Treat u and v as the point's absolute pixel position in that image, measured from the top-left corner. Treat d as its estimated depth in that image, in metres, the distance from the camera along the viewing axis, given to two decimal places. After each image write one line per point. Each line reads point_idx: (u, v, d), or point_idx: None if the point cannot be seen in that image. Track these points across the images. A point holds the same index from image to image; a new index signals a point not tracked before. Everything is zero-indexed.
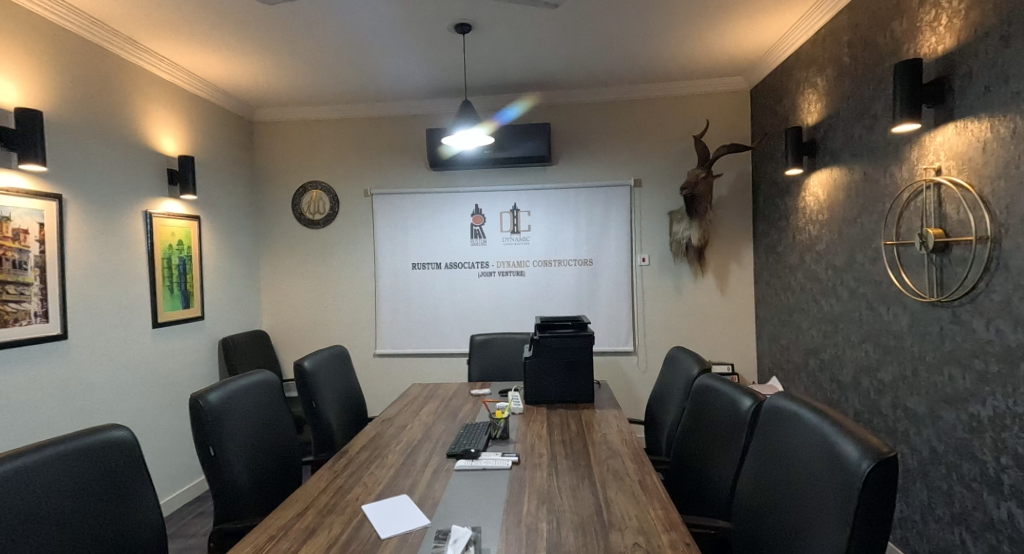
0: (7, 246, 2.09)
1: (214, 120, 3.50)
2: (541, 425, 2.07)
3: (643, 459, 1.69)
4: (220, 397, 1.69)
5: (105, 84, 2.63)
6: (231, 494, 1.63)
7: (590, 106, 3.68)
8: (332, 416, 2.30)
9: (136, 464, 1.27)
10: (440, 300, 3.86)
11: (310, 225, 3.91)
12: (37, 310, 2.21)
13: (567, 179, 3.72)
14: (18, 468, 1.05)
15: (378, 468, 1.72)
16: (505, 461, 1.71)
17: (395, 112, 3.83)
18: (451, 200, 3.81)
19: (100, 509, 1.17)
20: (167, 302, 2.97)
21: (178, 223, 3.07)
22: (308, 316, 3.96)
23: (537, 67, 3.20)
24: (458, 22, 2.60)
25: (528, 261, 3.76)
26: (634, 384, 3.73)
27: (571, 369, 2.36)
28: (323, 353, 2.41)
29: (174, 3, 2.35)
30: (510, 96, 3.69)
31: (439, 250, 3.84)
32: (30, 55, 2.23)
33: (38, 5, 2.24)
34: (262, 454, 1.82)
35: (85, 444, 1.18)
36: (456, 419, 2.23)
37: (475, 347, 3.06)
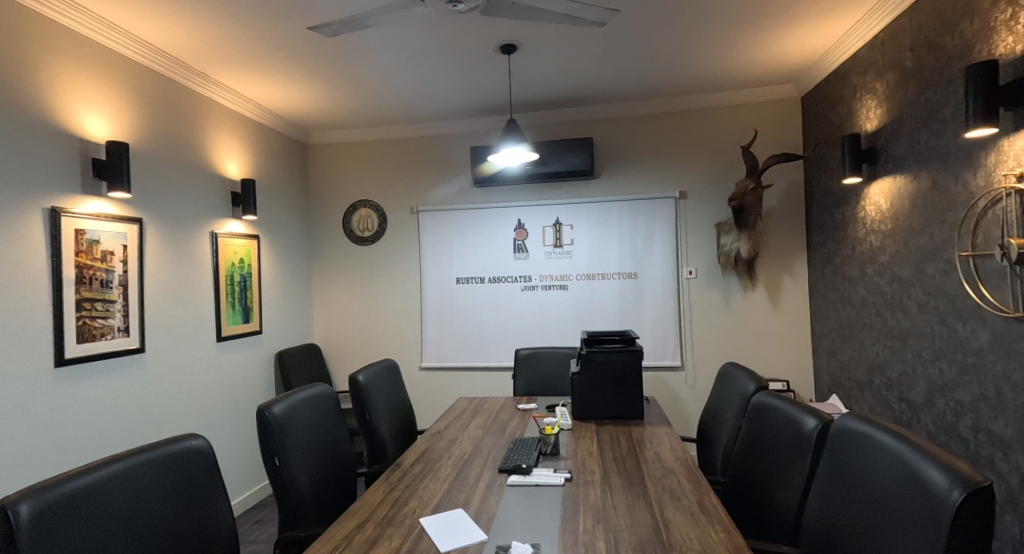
0: (96, 267, 2.27)
1: (272, 144, 3.70)
2: (591, 442, 2.05)
3: (699, 479, 1.65)
4: (283, 409, 1.77)
5: (180, 115, 2.84)
6: (295, 504, 1.70)
7: (633, 119, 3.67)
8: (384, 429, 2.36)
9: (211, 473, 1.35)
10: (484, 314, 3.90)
11: (359, 242, 4.05)
12: (120, 326, 2.39)
13: (610, 193, 3.71)
14: (112, 473, 1.14)
15: (432, 481, 1.75)
16: (558, 477, 1.70)
17: (440, 131, 3.94)
18: (495, 215, 3.86)
19: (182, 515, 1.25)
20: (229, 317, 3.13)
21: (240, 242, 3.25)
22: (357, 330, 4.08)
23: (581, 82, 3.22)
24: (504, 43, 2.66)
25: (572, 275, 3.76)
26: (682, 401, 3.63)
27: (620, 385, 2.32)
28: (375, 366, 2.48)
29: (242, 39, 2.53)
30: (553, 112, 3.73)
31: (483, 264, 3.89)
32: (118, 92, 2.44)
33: (126, 47, 2.47)
34: (321, 465, 1.88)
35: (167, 453, 1.26)
36: (504, 433, 2.24)
37: (520, 361, 3.06)
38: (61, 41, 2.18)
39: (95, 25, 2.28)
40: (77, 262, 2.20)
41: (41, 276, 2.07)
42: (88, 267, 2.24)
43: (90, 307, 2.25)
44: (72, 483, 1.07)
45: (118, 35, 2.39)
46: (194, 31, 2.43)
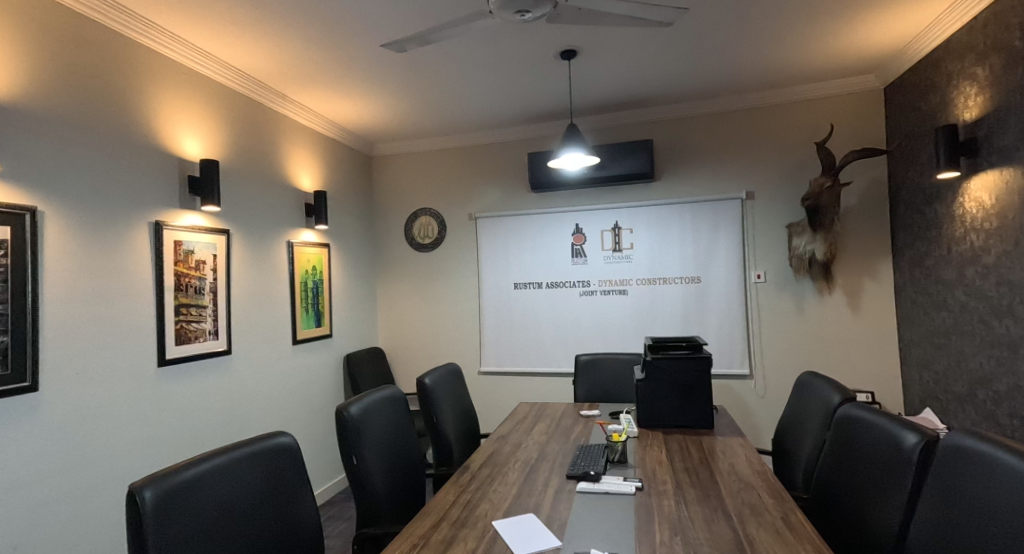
0: (190, 275, 2.47)
1: (340, 156, 3.88)
2: (661, 451, 1.99)
3: (782, 494, 1.57)
4: (359, 409, 1.85)
5: (261, 132, 3.04)
6: (371, 503, 1.76)
7: (696, 118, 3.57)
8: (450, 431, 2.40)
9: (298, 469, 1.42)
10: (542, 319, 3.90)
11: (420, 248, 4.17)
12: (210, 329, 2.57)
13: (672, 195, 3.62)
14: (213, 467, 1.22)
15: (501, 485, 1.76)
16: (628, 485, 1.67)
17: (498, 139, 3.99)
18: (553, 221, 3.86)
19: (272, 510, 1.32)
20: (304, 321, 3.31)
21: (313, 251, 3.43)
22: (419, 335, 4.19)
23: (642, 84, 3.17)
24: (565, 49, 2.66)
25: (631, 280, 3.69)
26: (752, 410, 3.46)
27: (689, 392, 2.25)
28: (439, 371, 2.53)
29: (317, 60, 2.69)
30: (612, 114, 3.68)
31: (541, 269, 3.90)
32: (209, 114, 2.64)
33: (215, 72, 2.67)
34: (395, 465, 1.94)
35: (259, 449, 1.34)
36: (569, 439, 2.22)
37: (581, 367, 3.03)
38: (165, 71, 2.41)
39: (188, 53, 2.49)
40: (176, 270, 2.40)
41: (146, 284, 2.27)
42: (185, 275, 2.44)
43: (186, 312, 2.44)
44: (181, 474, 1.16)
45: (209, 62, 2.60)
46: (275, 55, 2.60)
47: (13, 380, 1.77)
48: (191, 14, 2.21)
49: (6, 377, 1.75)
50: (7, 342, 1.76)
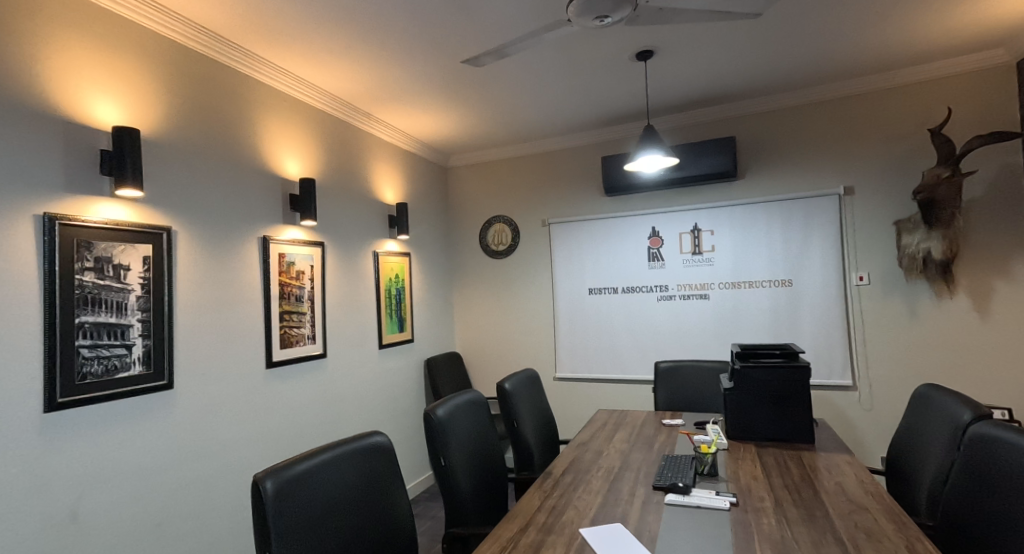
0: (291, 284, 2.68)
1: (419, 169, 4.04)
2: (755, 465, 1.89)
3: (903, 519, 1.44)
4: (445, 412, 1.92)
5: (350, 149, 3.25)
6: (458, 503, 1.82)
7: (783, 112, 3.37)
8: (530, 436, 2.42)
9: (394, 468, 1.49)
10: (619, 325, 3.83)
11: (494, 255, 4.24)
12: (309, 334, 2.77)
13: (758, 194, 3.44)
14: (321, 461, 1.32)
15: (586, 492, 1.75)
16: (722, 500, 1.60)
17: (570, 144, 3.99)
18: (629, 224, 3.79)
19: (371, 505, 1.40)
20: (388, 326, 3.48)
21: (395, 259, 3.60)
22: (495, 340, 4.26)
23: (723, 79, 3.04)
24: (641, 50, 2.62)
25: (713, 284, 3.54)
26: (856, 424, 3.19)
27: (783, 403, 2.12)
28: (518, 376, 2.56)
29: (404, 80, 2.84)
30: (690, 113, 3.56)
31: (616, 274, 3.84)
32: (306, 136, 2.86)
33: (311, 97, 2.89)
34: (479, 468, 1.99)
35: (360, 446, 1.43)
36: (653, 449, 2.16)
37: (661, 374, 2.94)
38: (268, 99, 2.63)
39: (288, 82, 2.71)
40: (280, 280, 2.61)
41: (256, 293, 2.49)
42: (287, 285, 2.65)
43: (288, 318, 2.65)
44: (295, 467, 1.26)
45: (307, 88, 2.82)
46: (366, 77, 2.78)
47: (153, 379, 2.00)
48: (296, 47, 2.41)
49: (148, 376, 1.98)
50: (150, 345, 2.00)
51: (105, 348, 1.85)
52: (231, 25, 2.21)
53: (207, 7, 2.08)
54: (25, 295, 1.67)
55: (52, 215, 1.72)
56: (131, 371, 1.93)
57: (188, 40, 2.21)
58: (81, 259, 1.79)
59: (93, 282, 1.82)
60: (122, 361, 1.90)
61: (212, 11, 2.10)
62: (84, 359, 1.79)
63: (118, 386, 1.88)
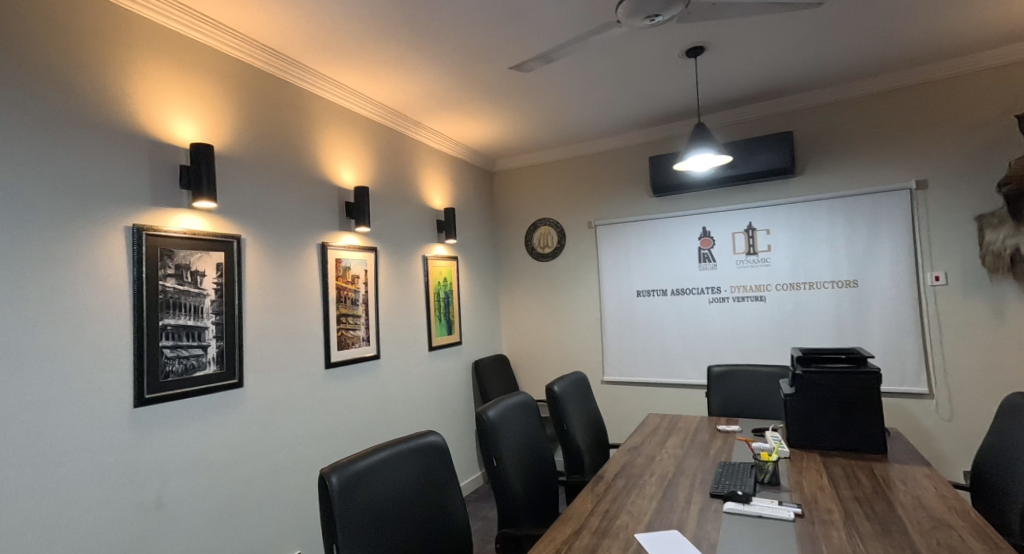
0: (347, 288, 2.78)
1: (465, 174, 4.10)
2: (821, 476, 1.80)
3: (993, 539, 1.34)
4: (496, 413, 1.94)
5: (401, 157, 3.34)
6: (510, 504, 1.83)
7: (843, 104, 3.22)
8: (580, 439, 2.40)
9: (448, 467, 1.52)
10: (669, 328, 3.74)
11: (540, 258, 4.24)
12: (363, 336, 2.86)
13: (817, 191, 3.29)
14: (380, 459, 1.36)
15: (640, 497, 1.73)
16: (785, 511, 1.54)
17: (616, 145, 3.95)
18: (678, 225, 3.71)
19: (428, 503, 1.43)
20: (437, 329, 3.54)
21: (443, 263, 3.67)
22: (542, 343, 4.25)
23: (778, 72, 2.94)
24: (692, 47, 2.57)
25: (769, 285, 3.41)
26: (932, 433, 2.99)
27: (850, 410, 2.01)
28: (567, 379, 2.55)
29: (454, 88, 2.90)
30: (742, 108, 3.45)
31: (666, 276, 3.76)
32: (360, 145, 2.97)
33: (364, 109, 2.99)
34: (530, 470, 2.00)
35: (416, 445, 1.46)
36: (709, 455, 2.10)
37: (714, 379, 2.85)
38: (326, 112, 2.75)
39: (343, 95, 2.82)
40: (337, 284, 2.72)
41: (315, 296, 2.60)
42: (344, 288, 2.76)
43: (345, 320, 2.75)
44: (357, 463, 1.31)
45: (360, 100, 2.93)
46: (417, 87, 2.86)
47: (226, 378, 2.12)
48: (350, 61, 2.51)
49: (222, 375, 2.11)
50: (222, 346, 2.12)
51: (185, 348, 1.98)
52: (291, 43, 2.32)
53: (270, 28, 2.20)
54: (119, 301, 1.81)
55: (140, 226, 1.86)
56: (207, 370, 2.05)
57: (253, 60, 2.34)
58: (164, 266, 1.93)
59: (173, 287, 1.95)
60: (199, 361, 2.03)
61: (275, 31, 2.22)
62: (167, 358, 1.93)
63: (196, 384, 2.01)
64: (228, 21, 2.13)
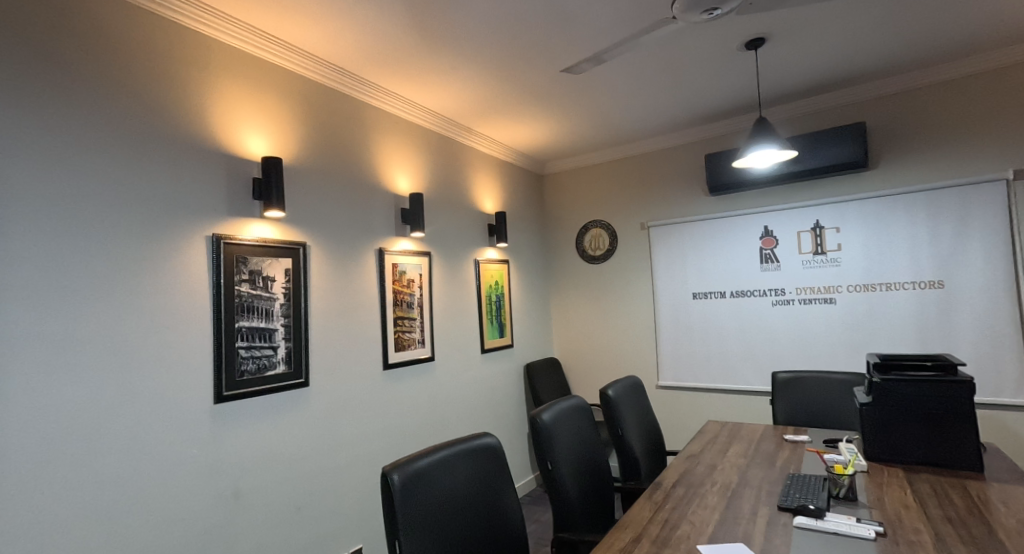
0: (403, 292, 2.85)
1: (516, 178, 4.12)
2: (904, 493, 1.68)
3: None
4: (550, 416, 1.92)
5: (454, 162, 3.39)
6: (566, 509, 1.82)
7: (922, 92, 3.00)
8: (635, 444, 2.35)
9: (504, 468, 1.52)
10: (728, 332, 3.61)
11: (592, 260, 4.20)
12: (418, 338, 2.92)
13: (892, 186, 3.09)
14: (438, 459, 1.38)
15: (701, 507, 1.67)
16: (865, 529, 1.44)
17: (669, 143, 3.85)
18: (737, 225, 3.57)
19: (485, 504, 1.44)
20: (489, 331, 3.57)
21: (495, 267, 3.70)
22: (595, 347, 4.20)
23: (847, 61, 2.77)
24: (752, 39, 2.47)
25: (839, 287, 3.22)
26: None
27: (936, 422, 1.86)
28: (621, 383, 2.50)
29: (506, 93, 2.92)
30: (808, 101, 3.28)
31: (724, 278, 3.62)
32: (414, 152, 3.04)
33: (418, 118, 3.06)
34: (585, 475, 1.97)
35: (472, 446, 1.48)
36: (775, 466, 2.00)
37: (779, 385, 2.71)
38: (383, 122, 2.83)
39: (399, 105, 2.90)
40: (394, 288, 2.79)
41: (374, 300, 2.68)
42: (400, 292, 2.83)
43: (401, 323, 2.82)
44: (417, 462, 1.34)
45: (415, 109, 3.00)
46: (470, 94, 2.90)
47: (293, 378, 2.22)
48: (407, 72, 2.59)
49: (290, 374, 2.21)
50: (290, 347, 2.22)
51: (257, 349, 2.09)
52: (349, 57, 2.41)
53: (332, 44, 2.29)
54: (200, 305, 1.94)
55: (218, 235, 1.99)
56: (277, 370, 2.16)
57: (315, 75, 2.44)
58: (239, 271, 2.05)
59: (247, 291, 2.07)
60: (270, 361, 2.14)
61: (337, 46, 2.31)
62: (242, 358, 2.04)
63: (267, 383, 2.12)
64: (291, 39, 2.23)
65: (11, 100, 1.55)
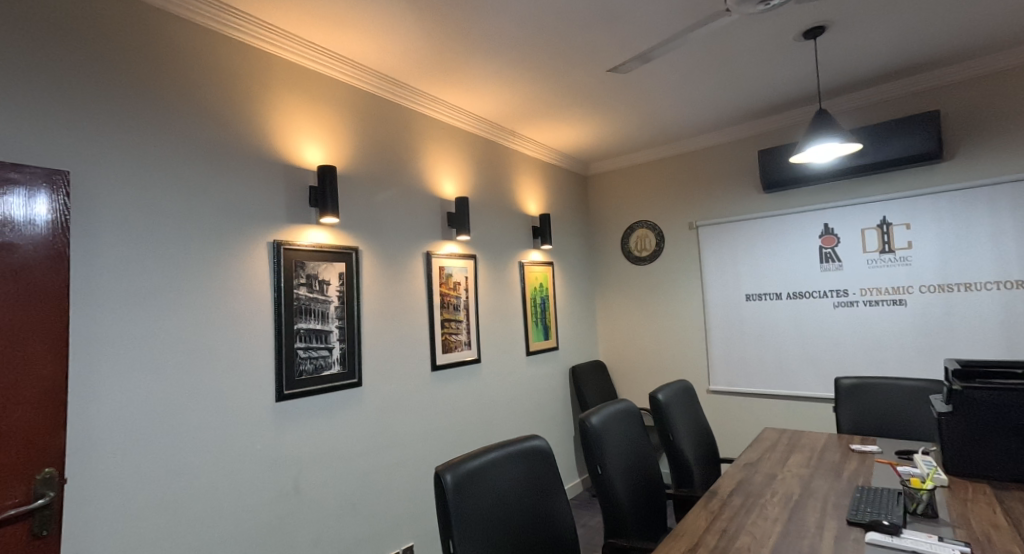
0: (450, 294, 2.88)
1: (559, 179, 4.09)
2: (993, 511, 1.54)
3: None
4: (599, 419, 1.89)
5: (498, 165, 3.40)
6: (617, 515, 1.78)
7: (1002, 77, 2.78)
8: (687, 450, 2.28)
9: (553, 471, 1.51)
10: (784, 334, 3.45)
11: (637, 262, 4.12)
12: (465, 340, 2.95)
13: (970, 179, 2.88)
14: (488, 460, 1.38)
15: (762, 518, 1.59)
16: (948, 548, 1.34)
17: (719, 140, 3.73)
18: (793, 223, 3.41)
19: (534, 506, 1.42)
20: (535, 333, 3.56)
21: (540, 269, 3.69)
22: (641, 350, 4.11)
23: (917, 47, 2.60)
24: (811, 28, 2.35)
25: (910, 287, 3.02)
26: None
27: None
28: (671, 387, 2.43)
29: (552, 96, 2.91)
30: (871, 91, 3.10)
31: (780, 278, 3.47)
32: (460, 156, 3.07)
33: (464, 123, 3.10)
34: (635, 481, 1.92)
35: (521, 448, 1.47)
36: (842, 477, 1.89)
37: (843, 391, 2.57)
38: (430, 128, 2.88)
39: (445, 111, 2.94)
40: (441, 291, 2.83)
41: (422, 302, 2.72)
42: (447, 295, 2.86)
43: (449, 325, 2.85)
44: (467, 463, 1.34)
45: (461, 114, 3.03)
46: (515, 98, 2.91)
47: (347, 378, 2.29)
48: (453, 79, 2.62)
49: (345, 374, 2.28)
50: (344, 348, 2.29)
51: (314, 349, 2.17)
52: (398, 67, 2.46)
53: (383, 55, 2.34)
54: (262, 308, 2.03)
55: (279, 241, 2.08)
56: (332, 370, 2.23)
57: (367, 85, 2.50)
58: (298, 276, 2.13)
59: (305, 294, 2.15)
60: (326, 361, 2.21)
61: (387, 57, 2.37)
62: (301, 358, 2.12)
63: (323, 383, 2.19)
64: (342, 51, 2.30)
65: (93, 117, 1.65)
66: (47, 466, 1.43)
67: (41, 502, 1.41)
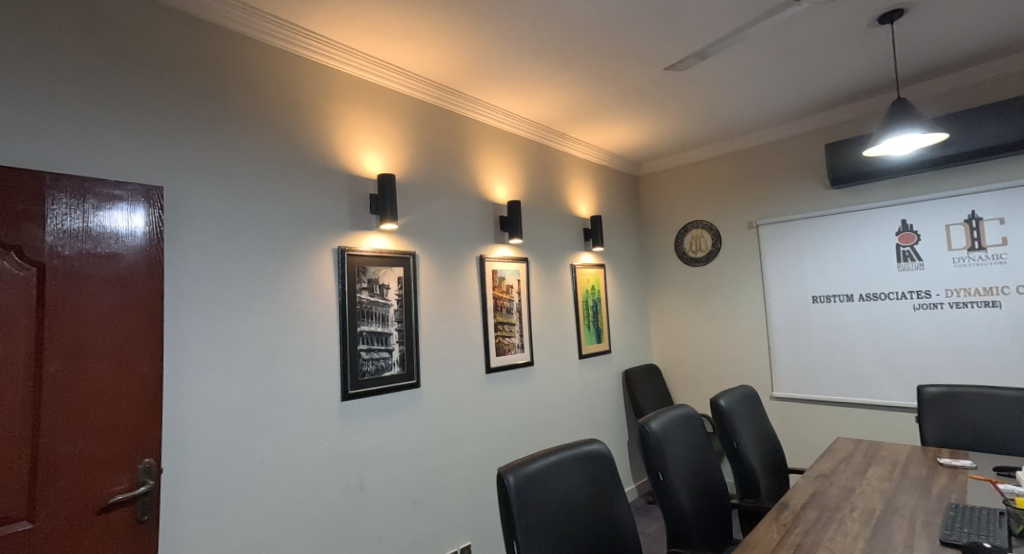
0: (503, 298, 2.90)
1: (610, 180, 4.03)
2: None
3: None
4: (659, 425, 1.83)
5: (548, 168, 3.39)
6: (680, 523, 1.72)
7: None
8: (753, 458, 2.17)
9: (615, 476, 1.48)
10: (856, 338, 3.24)
11: (693, 263, 3.99)
12: (518, 342, 2.95)
13: None
14: (551, 463, 1.37)
15: (841, 534, 1.49)
16: None
17: (781, 135, 3.56)
18: (865, 219, 3.20)
19: (597, 511, 1.40)
20: (587, 336, 3.51)
21: (591, 271, 3.65)
22: (698, 354, 3.97)
23: (1009, 25, 2.38)
24: (887, 12, 2.20)
25: (1004, 288, 2.77)
26: None
27: None
28: (733, 392, 2.33)
29: (605, 97, 2.87)
30: (956, 76, 2.88)
31: (850, 279, 3.26)
32: (511, 160, 3.08)
33: (516, 127, 3.11)
34: (698, 488, 1.85)
35: (583, 451, 1.44)
36: (930, 494, 1.74)
37: (926, 400, 2.38)
38: (482, 134, 2.90)
39: (497, 116, 2.96)
40: (495, 294, 2.85)
41: (477, 306, 2.75)
42: (501, 298, 2.88)
43: (502, 328, 2.86)
44: (530, 465, 1.33)
45: (512, 118, 3.05)
46: (567, 100, 2.89)
47: (405, 379, 2.33)
48: (505, 84, 2.63)
49: (404, 376, 2.32)
50: (404, 350, 2.34)
51: (376, 351, 2.23)
52: (453, 75, 2.50)
53: (440, 64, 2.39)
54: (327, 311, 2.11)
55: (343, 247, 2.16)
56: (392, 371, 2.28)
57: (423, 95, 2.56)
58: (360, 281, 2.20)
59: (367, 298, 2.22)
60: (386, 362, 2.27)
61: (440, 66, 2.41)
62: (364, 359, 2.19)
63: (384, 383, 2.24)
64: (399, 63, 2.36)
65: (175, 135, 1.77)
66: (147, 456, 1.54)
67: (141, 490, 1.51)
